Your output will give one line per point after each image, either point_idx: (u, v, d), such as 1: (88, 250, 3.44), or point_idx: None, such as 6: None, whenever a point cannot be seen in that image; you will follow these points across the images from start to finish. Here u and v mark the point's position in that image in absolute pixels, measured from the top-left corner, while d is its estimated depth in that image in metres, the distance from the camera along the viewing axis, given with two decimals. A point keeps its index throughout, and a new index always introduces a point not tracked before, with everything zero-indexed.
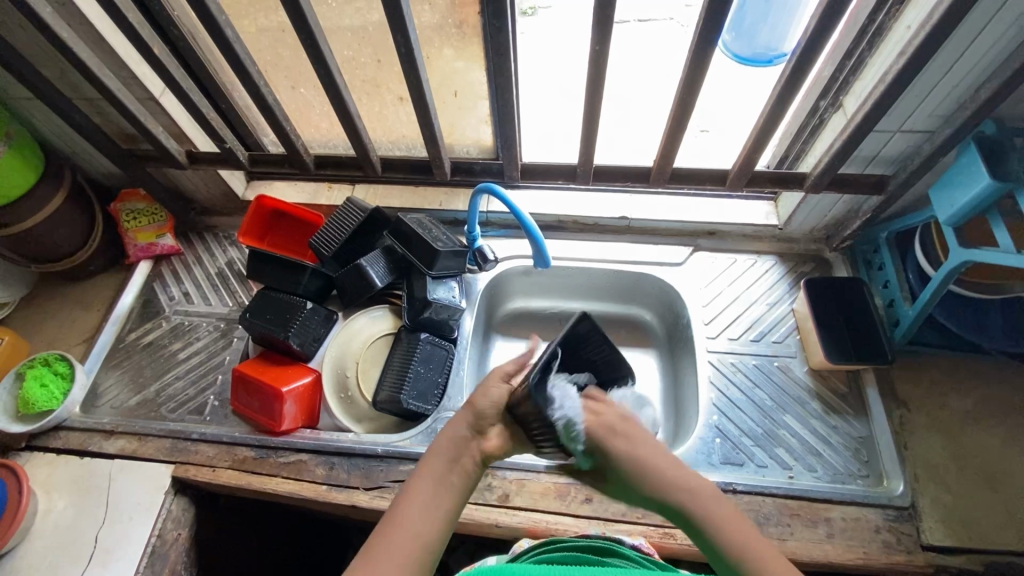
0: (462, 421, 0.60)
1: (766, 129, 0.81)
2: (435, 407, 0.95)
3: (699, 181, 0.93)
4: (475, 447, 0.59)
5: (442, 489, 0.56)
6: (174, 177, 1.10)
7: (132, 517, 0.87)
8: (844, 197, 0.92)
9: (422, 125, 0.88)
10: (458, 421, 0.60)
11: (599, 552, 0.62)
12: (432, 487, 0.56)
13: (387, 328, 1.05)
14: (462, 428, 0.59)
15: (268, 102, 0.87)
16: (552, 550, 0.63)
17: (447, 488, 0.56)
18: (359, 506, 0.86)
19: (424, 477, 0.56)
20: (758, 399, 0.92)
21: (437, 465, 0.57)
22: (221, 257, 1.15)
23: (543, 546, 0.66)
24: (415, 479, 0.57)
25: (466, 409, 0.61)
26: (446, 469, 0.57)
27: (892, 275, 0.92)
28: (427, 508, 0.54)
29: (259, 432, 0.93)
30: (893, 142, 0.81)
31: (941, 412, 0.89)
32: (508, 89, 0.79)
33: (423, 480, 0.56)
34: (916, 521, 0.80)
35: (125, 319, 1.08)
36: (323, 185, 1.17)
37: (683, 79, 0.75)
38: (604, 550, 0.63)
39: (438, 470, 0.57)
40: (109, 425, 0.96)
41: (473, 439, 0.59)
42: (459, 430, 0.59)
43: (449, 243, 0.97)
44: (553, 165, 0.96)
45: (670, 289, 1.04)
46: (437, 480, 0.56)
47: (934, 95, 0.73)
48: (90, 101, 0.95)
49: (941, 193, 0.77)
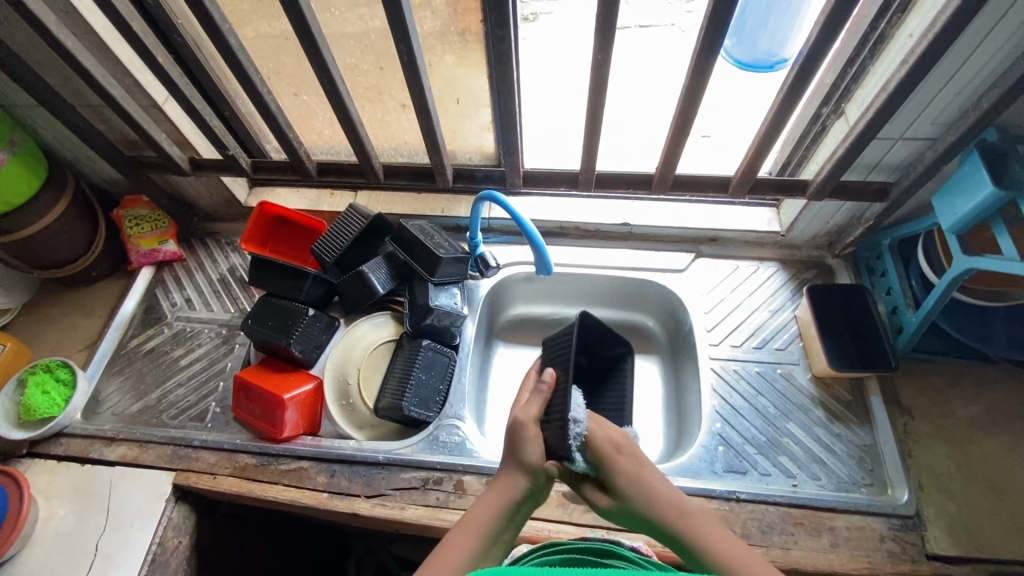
0: (519, 474, 0.59)
1: (768, 137, 0.81)
2: (437, 414, 0.95)
3: (702, 187, 0.93)
4: (523, 508, 0.58)
5: (488, 548, 0.54)
6: (178, 184, 1.11)
7: (133, 525, 0.87)
8: (846, 204, 0.92)
9: (424, 131, 0.88)
10: (512, 476, 0.59)
11: (600, 555, 0.63)
12: (478, 544, 0.53)
13: (389, 335, 1.04)
14: (517, 487, 0.58)
15: (271, 110, 0.87)
16: (551, 554, 0.63)
17: (497, 542, 0.55)
18: (360, 515, 0.85)
19: (469, 529, 0.54)
20: (761, 406, 0.92)
21: (484, 518, 0.55)
22: (224, 263, 1.15)
23: (542, 550, 0.66)
24: (461, 530, 0.54)
25: (517, 462, 0.60)
26: (494, 524, 0.55)
27: (896, 282, 0.92)
28: (471, 562, 0.52)
29: (260, 439, 0.93)
30: (896, 150, 0.81)
31: (945, 420, 0.88)
32: (511, 97, 0.79)
33: (469, 532, 0.54)
34: (921, 530, 0.80)
35: (127, 325, 1.08)
36: (325, 192, 1.17)
37: (686, 87, 0.75)
38: (606, 552, 0.63)
39: (486, 526, 0.55)
40: (111, 432, 0.96)
41: (528, 497, 0.59)
42: (512, 487, 0.58)
43: (452, 250, 0.97)
44: (555, 172, 0.96)
45: (673, 296, 1.04)
46: (484, 536, 0.54)
47: (936, 102, 0.73)
48: (94, 109, 0.96)
49: (942, 201, 0.78)
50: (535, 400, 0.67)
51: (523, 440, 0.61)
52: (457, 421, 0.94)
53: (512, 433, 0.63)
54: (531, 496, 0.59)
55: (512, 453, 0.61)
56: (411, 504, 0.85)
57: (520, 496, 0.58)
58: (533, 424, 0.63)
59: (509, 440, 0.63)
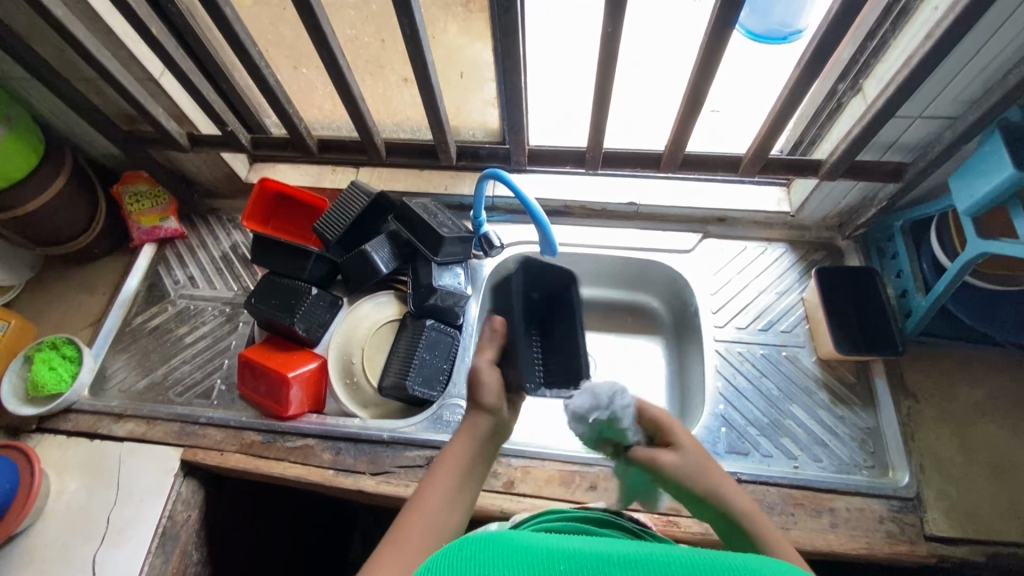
0: (479, 417, 0.63)
1: (783, 116, 0.78)
2: (441, 393, 0.95)
3: (711, 167, 0.91)
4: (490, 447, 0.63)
5: (464, 484, 0.59)
6: (177, 160, 1.09)
7: (143, 498, 0.88)
8: (859, 184, 0.90)
9: (427, 107, 0.85)
10: (474, 420, 0.63)
11: (597, 524, 0.64)
12: (451, 486, 0.58)
13: (392, 314, 1.04)
14: (479, 430, 0.62)
15: (270, 84, 0.84)
16: (551, 518, 0.64)
17: (469, 479, 0.60)
18: (365, 491, 0.86)
19: (441, 474, 0.59)
20: (765, 388, 0.92)
21: (458, 461, 0.60)
22: (226, 240, 1.14)
23: (541, 517, 0.66)
24: (438, 474, 0.59)
25: (476, 407, 0.64)
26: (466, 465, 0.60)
27: (906, 266, 0.90)
28: (446, 503, 0.57)
29: (266, 417, 0.94)
30: (913, 129, 0.79)
31: (950, 404, 0.88)
32: (517, 72, 0.76)
33: (443, 476, 0.59)
34: (920, 511, 0.80)
35: (131, 302, 1.08)
36: (327, 168, 1.15)
37: (698, 62, 0.72)
38: (602, 522, 0.64)
39: (457, 467, 0.60)
40: (118, 409, 0.96)
41: (489, 437, 0.63)
42: (473, 429, 0.62)
43: (455, 228, 0.96)
44: (562, 150, 0.94)
45: (679, 277, 1.03)
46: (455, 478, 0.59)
47: (959, 77, 0.70)
48: (90, 82, 0.93)
49: (960, 182, 0.76)
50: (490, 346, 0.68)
51: (481, 386, 0.64)
52: (460, 401, 0.95)
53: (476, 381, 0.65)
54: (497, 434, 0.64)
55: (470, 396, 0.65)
56: (415, 481, 0.86)
57: (483, 437, 0.62)
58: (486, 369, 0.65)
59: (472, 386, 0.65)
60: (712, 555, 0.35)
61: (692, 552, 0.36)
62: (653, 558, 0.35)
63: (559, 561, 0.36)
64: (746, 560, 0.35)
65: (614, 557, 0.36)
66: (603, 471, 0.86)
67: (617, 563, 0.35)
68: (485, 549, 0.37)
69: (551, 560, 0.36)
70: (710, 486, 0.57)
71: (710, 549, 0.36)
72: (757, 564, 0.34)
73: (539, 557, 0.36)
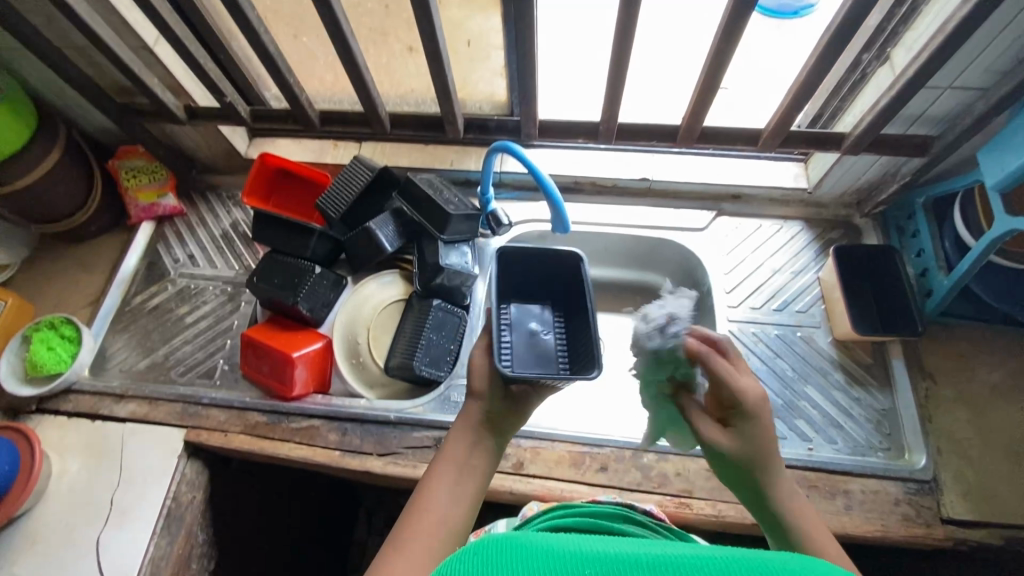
0: (474, 405, 0.62)
1: (806, 88, 0.75)
2: (448, 373, 0.93)
3: (729, 140, 0.87)
4: (489, 435, 0.60)
5: (465, 476, 0.56)
6: (174, 135, 1.06)
7: (147, 480, 0.87)
8: (882, 159, 0.86)
9: (434, 77, 0.80)
10: (467, 410, 0.62)
11: (609, 518, 0.65)
12: (451, 478, 0.55)
13: (398, 294, 1.02)
14: (473, 418, 0.61)
15: (270, 52, 0.80)
16: (565, 514, 0.64)
17: (471, 470, 0.57)
18: (373, 472, 0.85)
19: (440, 466, 0.57)
20: (780, 369, 0.90)
21: (458, 451, 0.58)
22: (226, 218, 1.11)
23: (552, 512, 0.66)
24: (436, 468, 0.56)
25: (470, 396, 0.63)
26: (466, 455, 0.58)
27: (928, 244, 0.88)
28: (449, 499, 0.54)
29: (271, 397, 0.92)
30: (942, 100, 0.76)
31: (969, 385, 0.86)
32: (530, 37, 0.72)
33: (440, 470, 0.56)
34: (937, 494, 0.79)
35: (130, 281, 1.06)
36: (329, 143, 1.11)
37: (721, 31, 0.68)
38: (614, 515, 0.65)
39: (456, 458, 0.57)
40: (120, 389, 0.95)
41: (486, 425, 0.61)
42: (469, 419, 0.61)
43: (462, 206, 0.93)
44: (574, 123, 0.90)
45: (691, 257, 1.01)
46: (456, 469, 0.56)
47: (996, 44, 0.66)
48: (81, 50, 0.89)
49: (989, 157, 0.72)
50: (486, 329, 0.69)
51: (471, 372, 0.63)
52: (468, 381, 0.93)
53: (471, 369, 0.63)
54: (494, 421, 0.61)
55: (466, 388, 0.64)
56: (423, 462, 0.85)
57: (480, 425, 0.60)
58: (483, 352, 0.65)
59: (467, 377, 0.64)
60: (746, 555, 0.34)
61: (725, 553, 0.34)
62: (685, 562, 0.34)
63: (586, 565, 0.34)
64: (782, 561, 0.33)
65: (643, 560, 0.34)
66: (613, 452, 0.84)
67: (647, 567, 0.34)
68: (506, 552, 0.35)
69: (577, 565, 0.34)
70: (770, 479, 0.57)
71: (744, 550, 0.34)
72: (795, 564, 0.33)
73: (563, 560, 0.34)
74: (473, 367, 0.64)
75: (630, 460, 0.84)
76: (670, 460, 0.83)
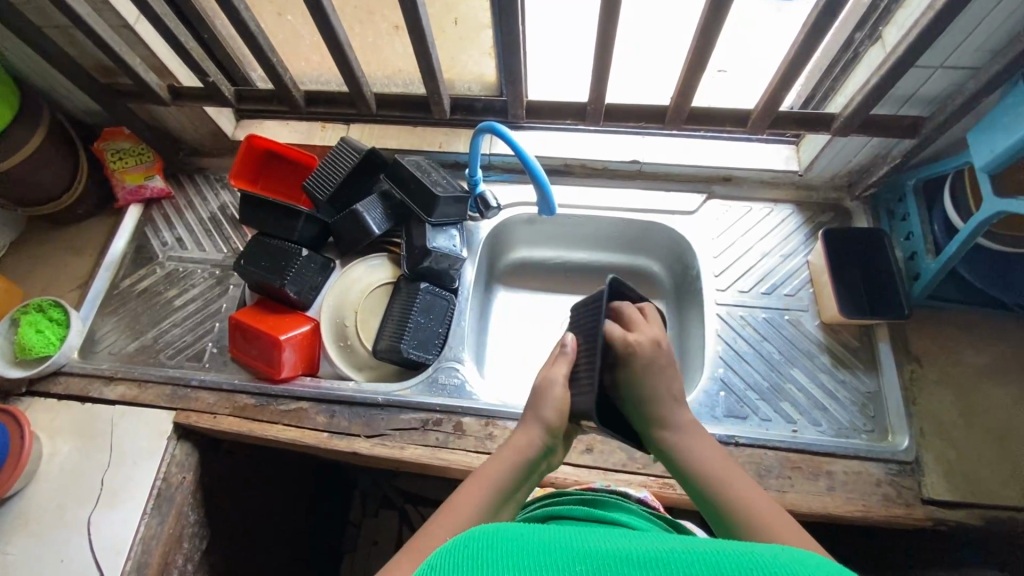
0: (537, 433, 0.62)
1: (794, 68, 0.74)
2: (436, 356, 0.94)
3: (718, 121, 0.86)
4: (536, 466, 0.61)
5: (501, 498, 0.58)
6: (159, 116, 1.04)
7: (138, 461, 0.88)
8: (873, 140, 0.86)
9: (418, 57, 0.79)
10: (529, 434, 0.62)
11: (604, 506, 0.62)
12: (491, 496, 0.57)
13: (385, 277, 1.01)
14: (531, 446, 0.61)
15: (252, 31, 0.79)
16: (560, 504, 0.63)
17: (510, 495, 0.59)
18: (360, 453, 0.85)
19: (484, 479, 0.59)
20: (767, 352, 0.90)
21: (504, 472, 0.59)
22: (214, 201, 1.10)
23: (547, 500, 0.65)
24: (480, 479, 0.58)
25: (538, 420, 0.63)
26: (512, 478, 0.59)
27: (917, 227, 0.87)
28: (484, 511, 0.56)
29: (259, 379, 0.92)
30: (934, 80, 0.75)
31: (954, 368, 0.86)
32: (514, 15, 0.70)
33: (483, 481, 0.58)
34: (919, 475, 0.79)
35: (118, 265, 1.06)
36: (317, 124, 1.10)
37: (706, 13, 0.67)
38: (610, 504, 0.62)
39: (504, 478, 0.59)
40: (109, 371, 0.95)
41: (540, 457, 0.62)
42: (527, 446, 0.61)
43: (450, 188, 0.93)
44: (562, 104, 0.89)
45: (681, 240, 1.00)
46: (499, 489, 0.58)
47: (987, 23, 0.65)
48: (61, 30, 0.88)
49: (979, 138, 0.72)
50: (563, 360, 0.66)
51: (544, 398, 0.63)
52: (456, 363, 0.94)
53: (536, 393, 0.65)
54: (545, 452, 0.62)
55: (532, 409, 0.64)
56: (411, 444, 0.85)
57: (536, 454, 0.61)
58: (562, 384, 0.64)
59: (532, 399, 0.65)
60: (733, 551, 0.35)
61: (714, 548, 0.36)
62: (669, 555, 0.36)
63: (577, 561, 0.36)
64: (771, 553, 0.35)
65: (634, 556, 0.36)
66: (599, 434, 0.85)
67: (632, 560, 0.36)
68: (496, 547, 0.37)
69: (567, 560, 0.36)
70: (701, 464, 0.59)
71: (733, 546, 0.36)
72: (784, 556, 0.34)
73: (553, 556, 0.36)
74: (545, 392, 0.64)
75: (615, 441, 0.85)
76: None
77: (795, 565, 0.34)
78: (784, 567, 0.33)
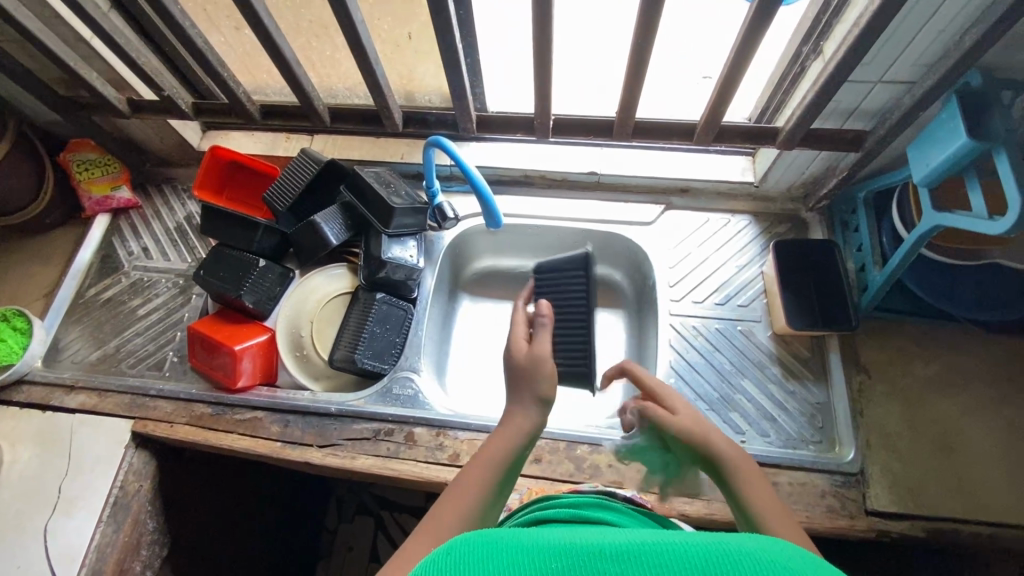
0: (530, 413, 0.63)
1: (733, 82, 0.74)
2: (392, 366, 0.95)
3: (666, 135, 0.87)
4: (529, 444, 0.62)
5: (499, 482, 0.58)
6: (124, 127, 1.06)
7: (96, 468, 0.89)
8: (822, 153, 0.86)
9: (363, 73, 0.80)
10: (521, 416, 0.62)
11: (589, 507, 0.58)
12: (488, 480, 0.58)
13: (344, 287, 1.03)
14: (524, 427, 0.62)
15: (199, 46, 0.80)
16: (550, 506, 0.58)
17: (506, 478, 0.59)
18: (312, 463, 0.86)
19: (481, 464, 0.59)
20: (718, 363, 0.91)
21: (499, 455, 0.59)
22: (181, 211, 1.12)
23: (543, 501, 0.62)
24: (478, 466, 0.59)
25: (530, 398, 0.63)
26: (507, 459, 0.59)
27: (866, 239, 0.88)
28: (485, 496, 0.57)
29: (216, 390, 0.94)
30: (874, 94, 0.76)
31: (903, 379, 0.86)
32: (450, 32, 0.71)
33: (479, 467, 0.59)
34: (863, 487, 0.80)
35: (85, 274, 1.07)
36: (281, 135, 1.11)
37: (638, 26, 0.68)
38: (595, 505, 0.58)
39: (499, 461, 0.59)
40: (70, 380, 0.97)
41: (532, 436, 0.62)
42: (520, 427, 0.62)
43: (408, 199, 0.94)
44: (513, 118, 0.90)
45: (638, 250, 1.01)
46: (496, 470, 0.59)
47: (918, 39, 0.66)
48: (20, 45, 0.90)
49: (918, 151, 0.72)
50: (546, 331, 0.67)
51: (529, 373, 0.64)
52: (412, 373, 0.94)
53: (515, 371, 0.65)
54: (535, 433, 0.63)
55: (524, 388, 0.64)
56: (362, 453, 0.86)
57: (529, 434, 0.62)
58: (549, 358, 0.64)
59: (513, 376, 0.65)
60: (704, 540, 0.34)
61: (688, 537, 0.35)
62: (645, 551, 0.34)
63: (551, 559, 0.35)
64: (743, 543, 0.34)
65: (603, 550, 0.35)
66: (547, 445, 0.86)
67: (607, 558, 0.34)
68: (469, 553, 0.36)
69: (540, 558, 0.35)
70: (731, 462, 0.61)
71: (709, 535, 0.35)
72: (751, 543, 0.34)
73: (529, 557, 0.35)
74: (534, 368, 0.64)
75: (564, 452, 0.86)
76: (603, 452, 0.85)
77: (762, 553, 0.33)
78: (752, 556, 0.33)
